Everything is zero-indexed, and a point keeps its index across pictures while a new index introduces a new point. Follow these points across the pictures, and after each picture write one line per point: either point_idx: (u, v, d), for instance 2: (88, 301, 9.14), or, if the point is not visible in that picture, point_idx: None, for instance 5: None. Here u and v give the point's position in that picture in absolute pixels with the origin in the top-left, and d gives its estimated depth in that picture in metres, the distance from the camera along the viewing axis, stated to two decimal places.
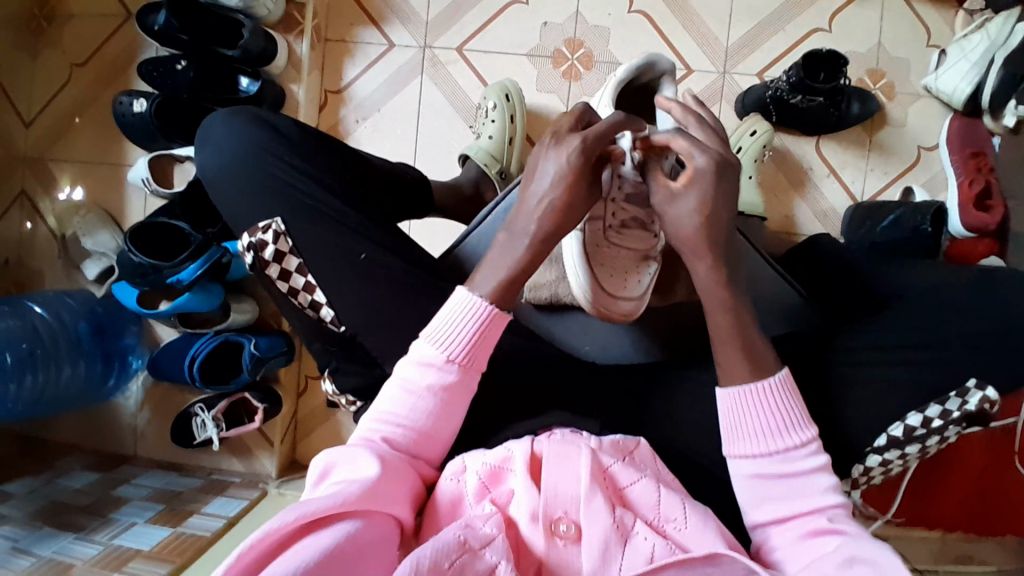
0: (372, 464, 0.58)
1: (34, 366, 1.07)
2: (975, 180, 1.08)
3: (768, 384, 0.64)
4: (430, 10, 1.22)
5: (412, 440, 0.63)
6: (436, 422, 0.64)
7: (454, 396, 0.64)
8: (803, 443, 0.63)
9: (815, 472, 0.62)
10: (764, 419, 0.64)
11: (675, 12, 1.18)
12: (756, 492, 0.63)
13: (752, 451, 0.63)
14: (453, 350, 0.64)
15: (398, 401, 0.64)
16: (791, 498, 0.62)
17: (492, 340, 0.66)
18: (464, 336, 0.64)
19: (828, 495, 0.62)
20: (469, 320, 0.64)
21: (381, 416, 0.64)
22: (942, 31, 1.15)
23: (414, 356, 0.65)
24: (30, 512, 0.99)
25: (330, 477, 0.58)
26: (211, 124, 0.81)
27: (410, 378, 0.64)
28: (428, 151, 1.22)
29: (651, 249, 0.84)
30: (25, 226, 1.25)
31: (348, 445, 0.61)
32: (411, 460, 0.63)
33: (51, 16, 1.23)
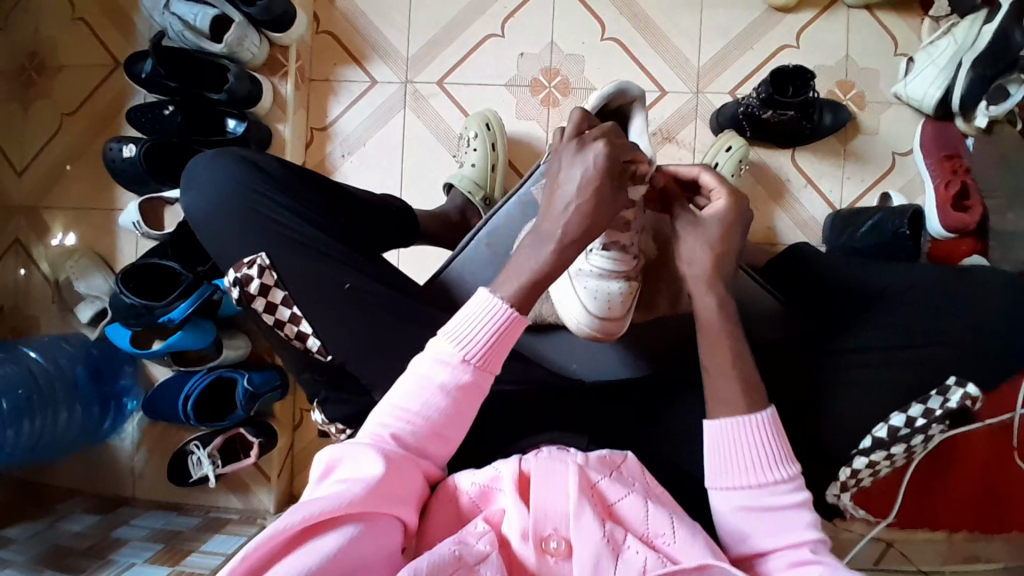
0: (376, 464, 0.58)
1: (31, 413, 1.08)
2: (952, 182, 1.09)
3: (753, 418, 0.65)
4: (410, 47, 1.26)
5: (422, 439, 0.62)
6: (446, 422, 0.62)
7: (467, 398, 0.62)
8: (786, 478, 0.64)
9: (798, 508, 0.63)
10: (750, 455, 0.64)
11: (647, 37, 1.22)
12: (742, 524, 0.64)
13: (739, 483, 0.64)
14: (469, 350, 0.62)
15: (409, 395, 0.62)
16: (777, 531, 0.62)
17: (508, 345, 0.64)
18: (480, 336, 0.62)
19: (810, 531, 0.62)
20: (487, 322, 0.63)
21: (394, 410, 0.62)
22: (908, 40, 1.18)
23: (430, 352, 0.63)
24: (30, 558, 0.99)
25: (334, 473, 0.58)
26: (195, 165, 0.82)
27: (425, 375, 0.62)
28: (414, 182, 1.24)
29: (631, 270, 0.84)
30: (20, 274, 1.27)
31: (355, 441, 0.60)
32: (417, 458, 0.61)
33: (41, 68, 1.27)
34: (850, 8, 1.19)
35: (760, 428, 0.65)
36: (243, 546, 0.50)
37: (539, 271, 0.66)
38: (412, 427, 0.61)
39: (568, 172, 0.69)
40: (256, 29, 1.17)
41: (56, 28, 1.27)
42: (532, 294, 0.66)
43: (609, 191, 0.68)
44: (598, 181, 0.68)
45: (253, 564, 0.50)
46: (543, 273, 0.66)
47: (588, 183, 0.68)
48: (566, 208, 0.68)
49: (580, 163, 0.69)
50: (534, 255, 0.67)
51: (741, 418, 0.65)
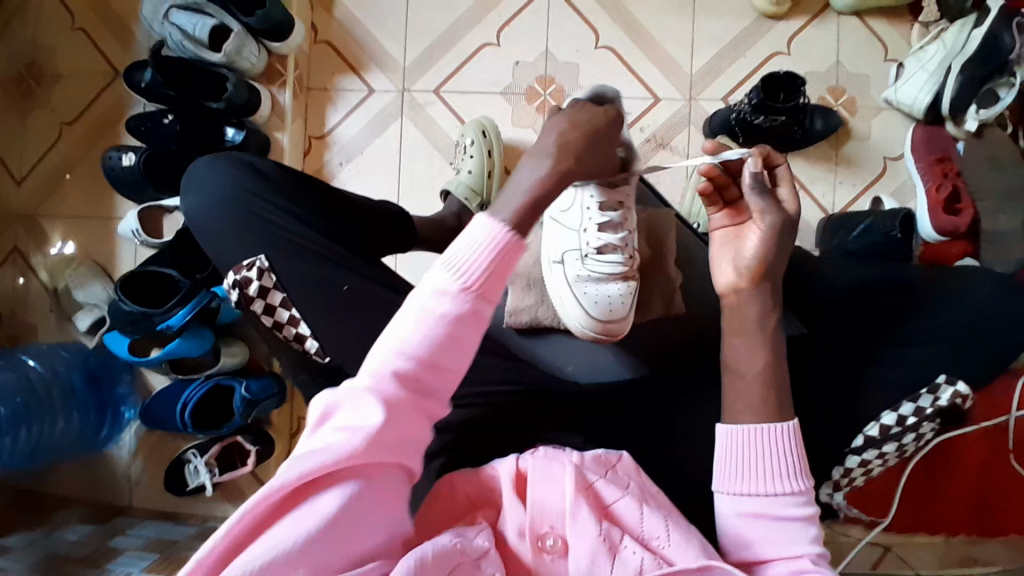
0: (376, 410, 0.54)
1: (28, 420, 1.08)
2: (942, 185, 1.11)
3: (775, 427, 0.63)
4: (407, 56, 1.27)
5: (424, 374, 0.57)
6: (449, 356, 0.58)
7: (467, 326, 0.58)
8: (799, 491, 0.62)
9: (804, 522, 0.62)
10: (767, 465, 0.62)
11: (641, 45, 1.23)
12: (746, 531, 0.62)
13: (752, 491, 0.62)
14: (468, 278, 0.58)
15: (408, 330, 0.57)
16: (781, 540, 0.61)
17: (508, 269, 0.60)
18: (478, 265, 0.58)
19: (813, 544, 0.61)
20: (483, 249, 0.58)
21: (392, 347, 0.57)
22: (897, 46, 1.20)
23: (427, 284, 0.58)
24: (26, 567, 0.98)
25: (334, 417, 0.56)
26: (195, 170, 0.83)
27: (421, 308, 0.58)
28: (411, 189, 1.25)
29: (629, 269, 0.85)
30: (17, 282, 1.27)
31: (355, 380, 0.57)
32: (422, 395, 0.57)
33: (40, 78, 1.28)
34: (840, 15, 1.21)
35: (781, 439, 0.63)
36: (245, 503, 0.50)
37: (529, 197, 0.63)
38: (412, 363, 0.57)
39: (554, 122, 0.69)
40: (255, 39, 1.19)
41: (55, 39, 1.28)
42: (527, 220, 0.62)
43: (587, 144, 0.68)
44: (577, 127, 0.69)
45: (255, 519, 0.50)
46: (535, 199, 0.63)
47: (571, 130, 0.68)
48: (555, 143, 0.67)
49: (563, 117, 0.69)
50: (523, 184, 0.64)
51: (761, 427, 0.63)
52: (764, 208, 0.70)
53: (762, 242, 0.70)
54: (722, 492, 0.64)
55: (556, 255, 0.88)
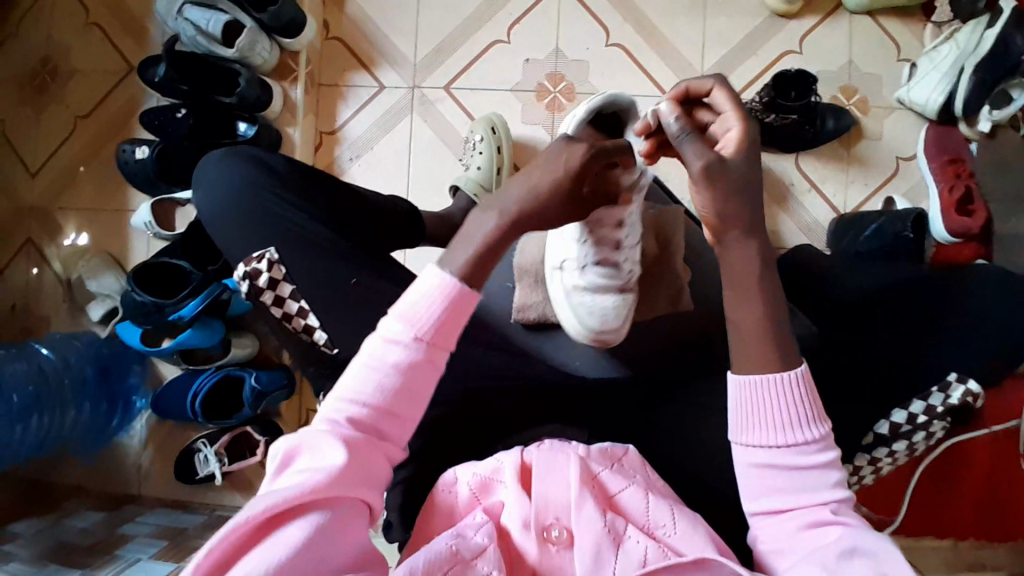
0: (337, 453, 0.56)
1: (41, 407, 1.10)
2: (955, 186, 1.10)
3: (785, 375, 0.58)
4: (418, 53, 1.28)
5: (379, 420, 0.58)
6: (402, 403, 0.59)
7: (421, 376, 0.59)
8: (816, 438, 0.57)
9: (825, 468, 0.58)
10: (780, 413, 0.58)
11: (651, 43, 1.23)
12: (761, 483, 0.59)
13: (764, 442, 0.58)
14: (420, 328, 0.58)
15: (363, 378, 0.58)
16: (798, 491, 0.58)
17: (464, 315, 0.60)
18: (430, 312, 0.59)
19: (834, 491, 0.58)
20: (436, 298, 0.59)
21: (347, 394, 0.59)
22: (910, 45, 1.19)
23: (380, 333, 0.59)
24: (36, 553, 1.00)
25: (294, 463, 0.56)
26: (206, 165, 0.84)
27: (375, 357, 0.59)
28: (421, 185, 1.26)
29: (626, 283, 0.82)
30: (32, 272, 1.29)
31: (312, 427, 0.58)
32: (379, 440, 0.58)
33: (56, 72, 1.30)
34: (853, 14, 1.20)
35: (793, 387, 0.58)
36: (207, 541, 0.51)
37: (482, 247, 0.62)
38: (367, 412, 0.58)
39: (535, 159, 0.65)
40: (267, 35, 1.20)
41: (70, 35, 1.30)
42: (483, 266, 0.62)
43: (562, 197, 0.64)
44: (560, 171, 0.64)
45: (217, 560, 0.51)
46: (487, 250, 0.62)
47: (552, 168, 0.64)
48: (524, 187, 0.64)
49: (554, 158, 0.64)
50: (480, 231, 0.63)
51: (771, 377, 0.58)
52: (693, 154, 0.57)
53: (711, 201, 0.58)
54: (735, 443, 0.60)
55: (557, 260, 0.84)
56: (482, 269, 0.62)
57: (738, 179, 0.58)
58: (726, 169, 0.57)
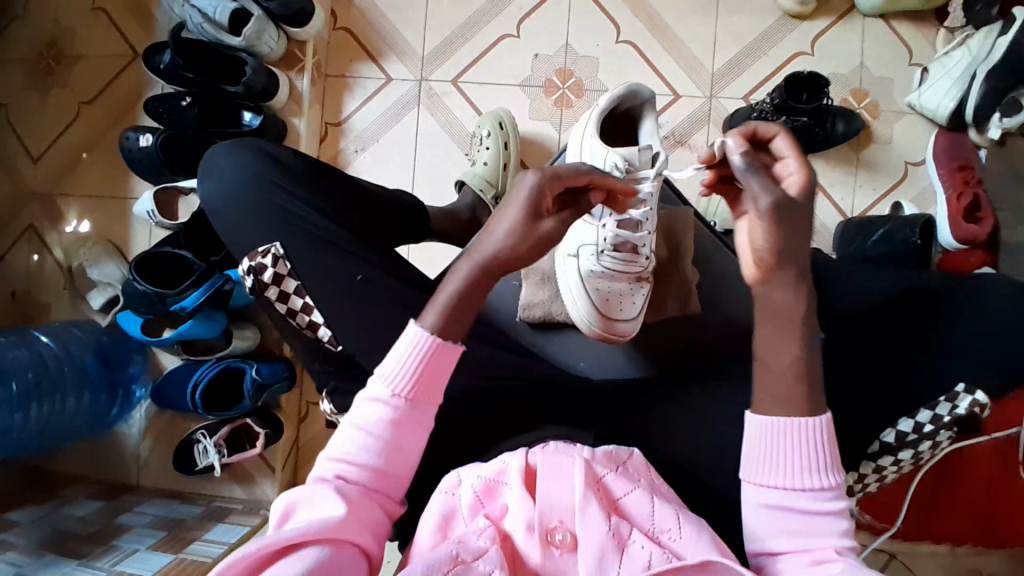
0: (334, 502, 0.59)
1: (40, 397, 1.09)
2: (964, 193, 1.09)
3: (810, 420, 0.59)
4: (426, 45, 1.26)
5: (368, 476, 0.63)
6: (390, 457, 0.64)
7: (406, 431, 0.64)
8: (830, 486, 0.59)
9: (833, 514, 0.59)
10: (798, 458, 0.59)
11: (662, 41, 1.22)
12: (770, 522, 0.60)
13: (779, 484, 0.59)
14: (400, 385, 0.64)
15: (350, 439, 0.64)
16: (807, 533, 0.59)
17: (445, 371, 0.65)
18: (409, 369, 0.64)
19: (841, 536, 0.59)
20: (414, 355, 0.64)
21: (337, 457, 0.64)
22: (923, 50, 1.19)
23: (364, 392, 0.65)
24: (34, 541, 1.00)
25: (292, 517, 0.60)
26: (214, 154, 0.83)
27: (361, 417, 0.64)
28: (427, 179, 1.25)
29: (644, 271, 0.84)
30: (32, 259, 1.28)
31: (308, 485, 0.62)
32: (370, 494, 0.63)
33: (60, 57, 1.29)
34: (866, 18, 1.19)
35: (815, 431, 0.59)
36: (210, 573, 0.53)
37: (458, 295, 0.66)
38: (356, 468, 0.63)
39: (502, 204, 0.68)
40: (275, 24, 1.19)
41: (76, 18, 1.28)
42: (459, 315, 0.66)
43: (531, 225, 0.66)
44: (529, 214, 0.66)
45: None
46: (461, 301, 0.66)
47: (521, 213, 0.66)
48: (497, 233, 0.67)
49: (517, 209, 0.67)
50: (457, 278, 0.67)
51: (792, 421, 0.59)
52: (758, 193, 0.59)
53: (771, 238, 0.59)
54: (746, 481, 0.61)
55: (571, 247, 0.86)
56: (456, 318, 0.65)
57: (799, 225, 0.59)
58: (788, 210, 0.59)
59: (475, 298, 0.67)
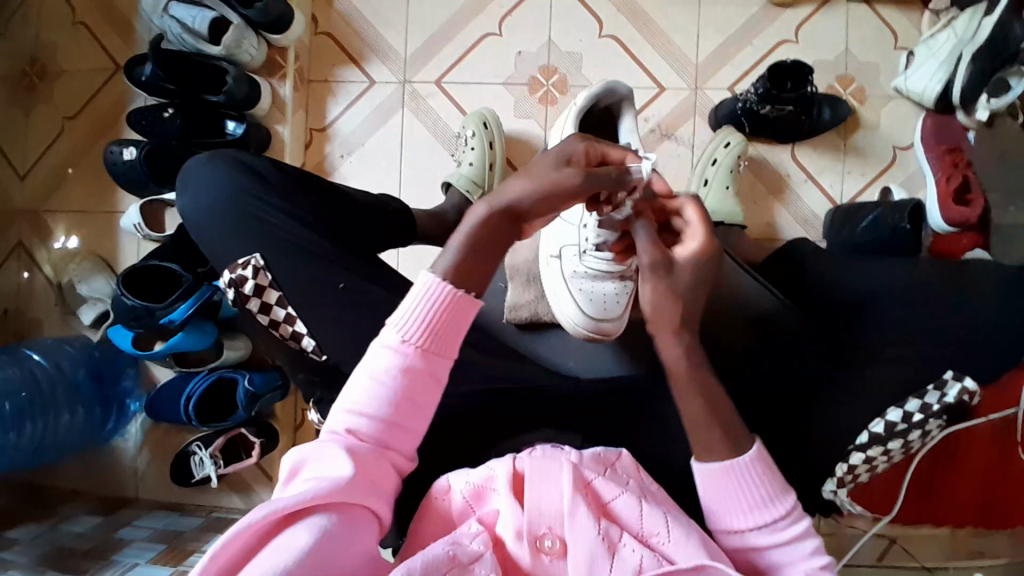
0: (342, 463, 0.58)
1: (33, 413, 1.10)
2: (952, 176, 1.09)
3: (740, 461, 0.64)
4: (408, 47, 1.26)
5: (380, 430, 0.61)
6: (401, 412, 0.61)
7: (418, 384, 0.62)
8: (784, 513, 0.63)
9: (797, 537, 0.63)
10: (746, 494, 0.64)
11: (645, 34, 1.21)
12: (745, 559, 0.65)
13: (739, 525, 0.64)
14: (411, 332, 0.62)
15: (361, 388, 0.61)
16: (778, 563, 0.63)
17: (459, 321, 0.63)
18: (420, 317, 0.62)
19: (812, 557, 0.63)
20: (427, 301, 0.63)
21: (349, 408, 0.62)
22: (908, 33, 1.17)
23: (376, 341, 0.63)
24: (35, 559, 1.00)
25: (301, 473, 0.59)
26: (191, 168, 0.82)
27: (372, 366, 0.62)
28: (413, 182, 1.24)
29: (627, 270, 0.83)
30: (23, 277, 1.28)
31: (318, 441, 0.61)
32: (383, 452, 0.61)
33: (41, 73, 1.28)
34: (849, 2, 1.18)
35: (749, 468, 0.64)
36: (214, 543, 0.52)
37: (470, 238, 0.66)
38: (367, 422, 0.61)
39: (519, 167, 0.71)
40: (254, 31, 1.18)
41: (55, 33, 1.28)
42: (473, 264, 0.65)
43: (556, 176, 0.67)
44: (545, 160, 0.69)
45: (229, 559, 0.52)
46: (475, 249, 0.65)
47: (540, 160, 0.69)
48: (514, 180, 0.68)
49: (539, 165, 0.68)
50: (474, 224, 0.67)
51: (728, 464, 0.64)
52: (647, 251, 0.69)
53: (654, 294, 0.67)
54: (716, 531, 0.66)
55: (554, 249, 0.87)
56: (471, 269, 0.65)
57: (686, 284, 0.68)
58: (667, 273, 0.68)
59: (488, 247, 0.66)
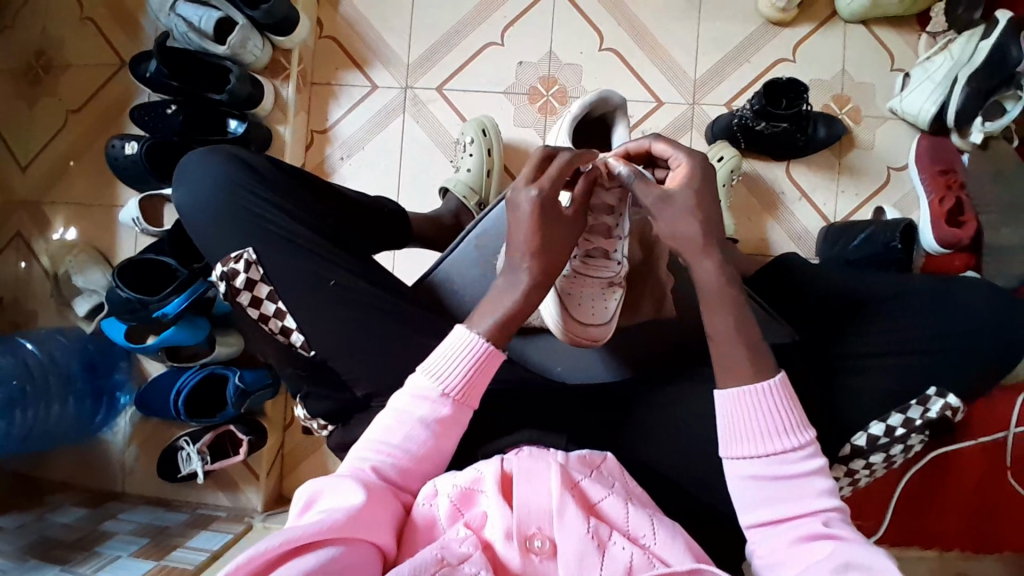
0: (355, 492, 0.61)
1: (24, 403, 1.09)
2: (946, 197, 1.11)
3: (763, 387, 0.64)
4: (411, 53, 1.27)
5: (402, 472, 0.67)
6: (426, 455, 0.67)
7: (448, 429, 0.68)
8: (799, 445, 0.63)
9: (812, 476, 0.63)
10: (761, 420, 0.64)
11: (645, 48, 1.23)
12: (755, 494, 0.64)
13: (752, 454, 0.64)
14: (449, 385, 0.68)
15: (392, 431, 0.67)
16: (787, 501, 0.62)
17: (488, 375, 0.70)
18: (459, 370, 0.68)
19: (824, 499, 0.62)
20: (466, 357, 0.68)
21: (375, 445, 0.67)
22: (905, 56, 1.19)
23: (410, 387, 0.68)
24: (18, 547, 1.00)
25: (314, 506, 0.61)
26: (187, 163, 0.83)
27: (408, 411, 0.68)
28: (411, 186, 1.25)
29: (616, 277, 0.84)
30: (20, 267, 1.29)
31: (335, 475, 0.64)
32: (398, 492, 0.66)
33: (48, 66, 1.30)
34: (847, 23, 1.20)
35: (771, 394, 0.65)
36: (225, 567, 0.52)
37: (512, 306, 0.71)
38: (392, 461, 0.66)
39: (511, 219, 0.73)
40: (260, 32, 1.19)
41: (64, 28, 1.29)
42: (506, 327, 0.71)
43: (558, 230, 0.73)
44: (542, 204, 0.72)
45: None
46: (513, 312, 0.71)
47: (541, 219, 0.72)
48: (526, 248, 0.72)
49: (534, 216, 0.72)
50: (511, 287, 0.72)
51: (749, 389, 0.65)
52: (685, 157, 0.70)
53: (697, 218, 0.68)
54: (726, 458, 0.66)
55: None
56: (507, 326, 0.71)
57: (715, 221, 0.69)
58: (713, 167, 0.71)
59: (527, 308, 0.72)
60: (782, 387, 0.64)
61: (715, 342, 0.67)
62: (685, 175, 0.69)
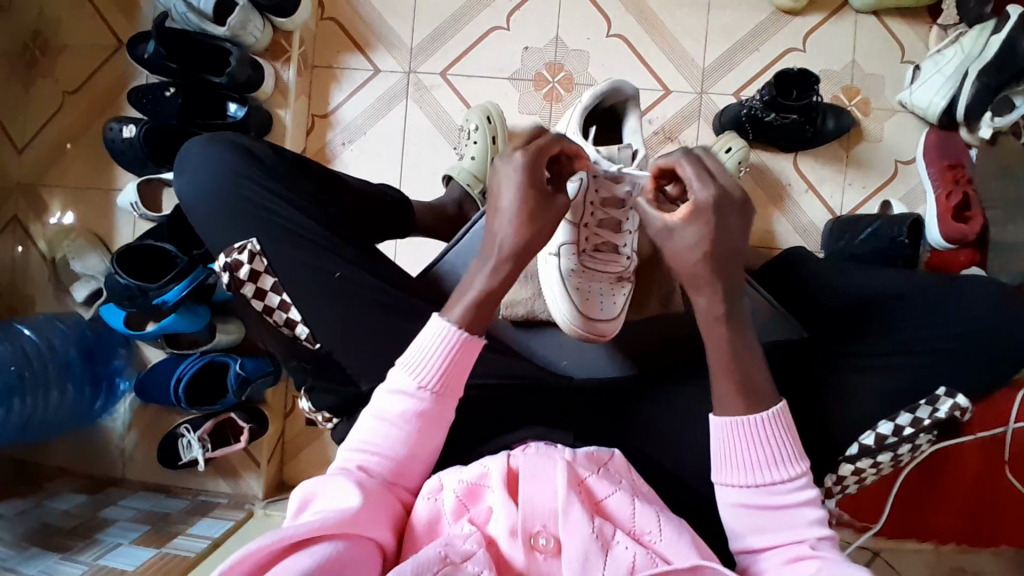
0: (351, 494, 0.61)
1: (23, 391, 1.07)
2: (953, 192, 1.10)
3: (759, 417, 0.65)
4: (415, 36, 1.25)
5: (390, 469, 0.66)
6: (411, 451, 0.67)
7: (430, 422, 0.68)
8: (791, 476, 0.64)
9: (801, 506, 0.64)
10: (751, 451, 0.65)
11: (653, 35, 1.21)
12: (745, 519, 0.65)
13: (739, 483, 0.65)
14: (425, 377, 0.67)
15: (374, 430, 0.67)
16: (774, 529, 0.64)
17: (466, 365, 0.69)
18: (434, 362, 0.67)
19: (812, 528, 0.64)
20: (440, 347, 0.67)
21: (360, 447, 0.67)
22: (915, 47, 1.17)
23: (390, 384, 0.68)
24: (19, 534, 0.99)
25: (311, 506, 0.61)
26: (188, 150, 0.82)
27: (386, 407, 0.67)
28: (415, 174, 1.24)
29: (626, 271, 0.85)
30: (17, 251, 1.27)
31: (326, 476, 0.64)
32: (390, 488, 0.66)
33: (45, 47, 1.27)
34: (858, 13, 1.18)
35: (763, 427, 0.65)
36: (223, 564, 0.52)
37: (483, 290, 0.69)
38: (378, 460, 0.66)
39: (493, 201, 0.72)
40: (260, 13, 1.17)
41: (60, 6, 1.26)
42: (481, 315, 0.69)
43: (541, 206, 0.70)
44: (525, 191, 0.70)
45: None
46: (487, 294, 0.69)
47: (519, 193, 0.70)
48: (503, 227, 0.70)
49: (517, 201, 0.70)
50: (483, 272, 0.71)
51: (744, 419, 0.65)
52: (683, 158, 0.67)
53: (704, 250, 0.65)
54: (718, 484, 0.67)
55: (553, 246, 0.84)
56: (484, 311, 0.69)
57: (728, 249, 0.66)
58: (714, 173, 0.67)
59: (500, 292, 0.70)
60: (778, 418, 0.65)
61: (724, 340, 0.67)
62: (692, 209, 0.65)
